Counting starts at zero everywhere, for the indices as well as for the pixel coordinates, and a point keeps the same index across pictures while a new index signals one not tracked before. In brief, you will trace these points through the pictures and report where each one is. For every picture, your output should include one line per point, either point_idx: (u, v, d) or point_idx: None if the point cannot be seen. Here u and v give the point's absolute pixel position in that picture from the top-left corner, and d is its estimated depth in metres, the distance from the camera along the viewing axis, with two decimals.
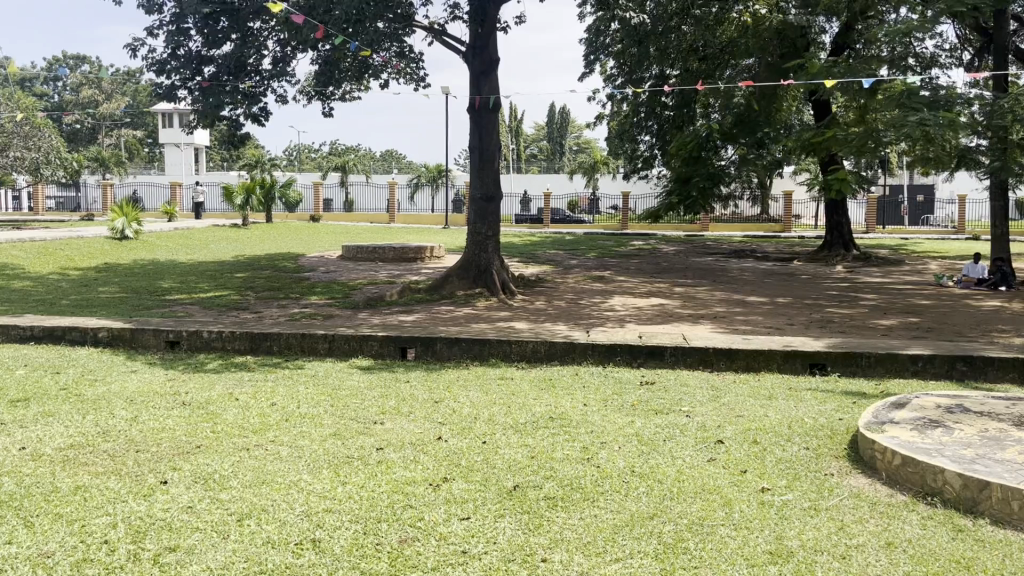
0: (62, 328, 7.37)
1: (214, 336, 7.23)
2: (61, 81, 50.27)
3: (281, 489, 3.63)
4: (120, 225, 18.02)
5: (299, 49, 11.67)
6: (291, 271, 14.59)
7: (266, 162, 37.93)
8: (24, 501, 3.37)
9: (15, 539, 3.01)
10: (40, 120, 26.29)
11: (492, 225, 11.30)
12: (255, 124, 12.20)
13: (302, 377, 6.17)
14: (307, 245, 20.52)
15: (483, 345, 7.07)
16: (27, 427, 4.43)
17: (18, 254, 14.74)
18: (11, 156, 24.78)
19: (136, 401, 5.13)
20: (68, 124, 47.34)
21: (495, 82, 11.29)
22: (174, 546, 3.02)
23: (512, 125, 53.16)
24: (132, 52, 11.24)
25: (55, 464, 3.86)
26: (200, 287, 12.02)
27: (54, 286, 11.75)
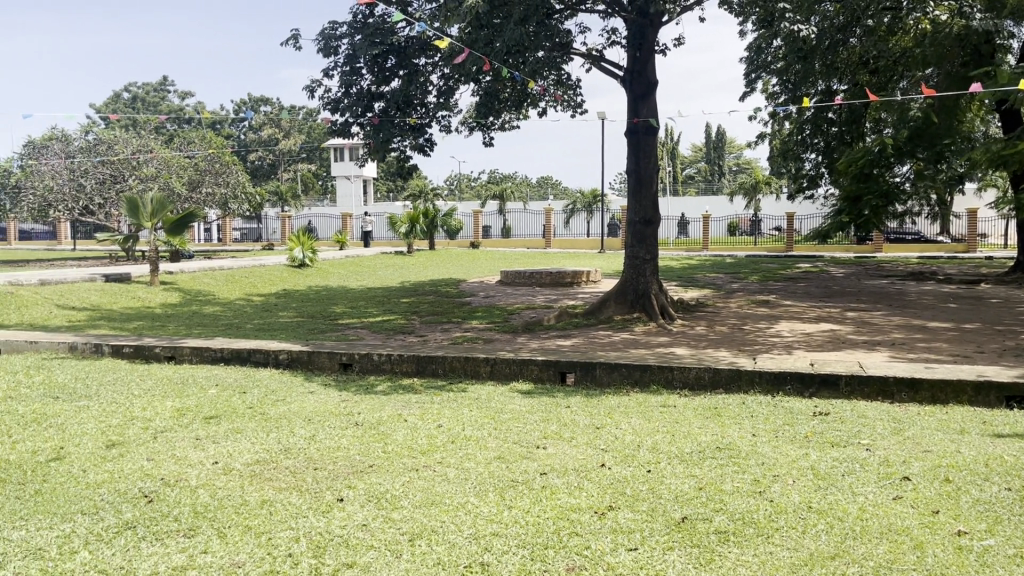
0: (248, 350, 7.91)
1: (384, 358, 7.54)
2: (246, 122, 54.51)
3: (450, 512, 3.69)
4: (299, 254, 19.19)
5: (461, 81, 12.05)
6: (453, 296, 15.01)
7: (429, 192, 39.37)
8: (217, 512, 3.61)
9: (210, 549, 3.22)
10: (231, 158, 28.60)
11: (651, 248, 11.16)
12: (421, 155, 12.69)
13: (465, 400, 6.29)
14: (467, 271, 21.03)
15: (644, 371, 6.94)
16: (220, 442, 4.77)
17: (209, 282, 16.01)
18: (204, 192, 27.29)
19: (314, 420, 5.41)
20: (252, 160, 51.20)
21: (654, 105, 11.19)
22: (351, 562, 3.14)
23: (668, 146, 52.44)
24: (311, 93, 12.00)
25: (244, 478, 4.12)
26: (369, 312, 12.57)
27: (240, 311, 12.68)
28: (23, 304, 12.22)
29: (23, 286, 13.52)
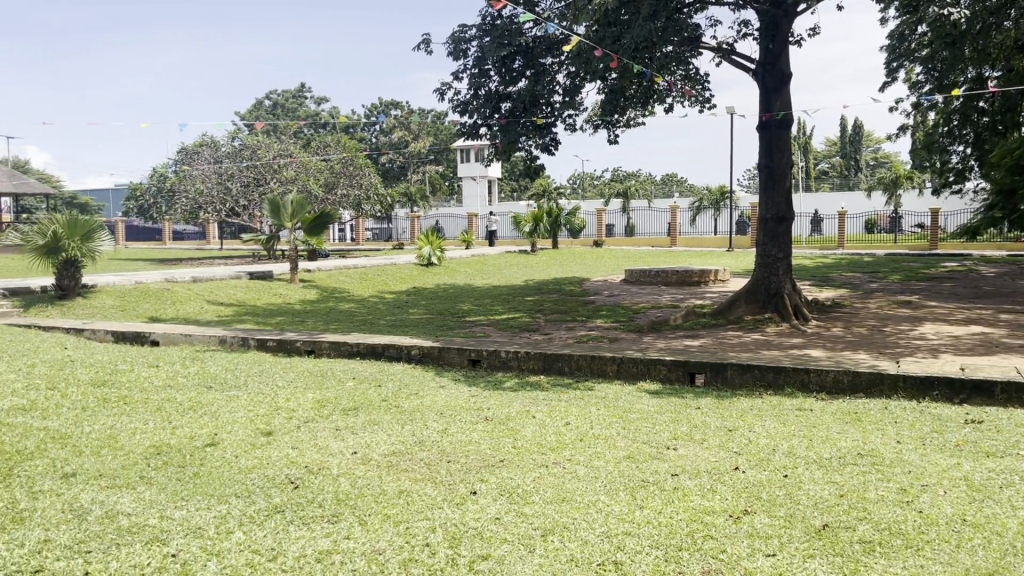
0: (382, 345, 8.19)
1: (511, 355, 7.63)
2: (377, 126, 56.41)
3: (581, 509, 3.69)
4: (427, 252, 19.69)
5: (587, 80, 12.04)
6: (577, 295, 15.01)
7: (552, 191, 39.50)
8: (358, 500, 3.76)
9: (353, 535, 3.36)
10: (364, 160, 29.68)
11: (784, 246, 10.79)
12: (546, 154, 12.76)
13: (593, 399, 6.28)
14: (592, 269, 20.99)
15: (778, 373, 6.71)
16: (358, 433, 4.97)
17: (344, 280, 16.67)
18: (340, 193, 28.40)
19: (446, 414, 5.54)
20: (383, 162, 52.92)
21: (788, 98, 10.82)
22: (486, 554, 3.19)
23: (800, 140, 50.54)
24: (441, 95, 12.29)
25: (381, 468, 4.27)
26: (495, 310, 12.75)
27: (373, 307, 13.15)
28: (178, 300, 13.14)
29: (177, 282, 14.49)
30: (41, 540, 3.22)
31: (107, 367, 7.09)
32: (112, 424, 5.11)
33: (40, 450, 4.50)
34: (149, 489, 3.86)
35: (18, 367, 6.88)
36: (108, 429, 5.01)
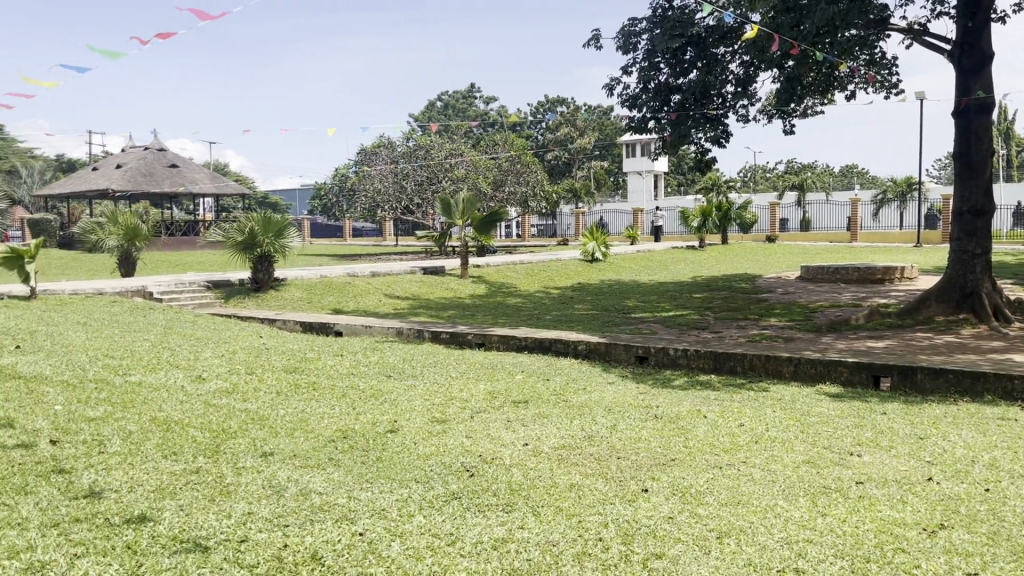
0: (549, 340, 8.29)
1: (680, 353, 7.49)
2: (544, 123, 57.01)
3: (758, 513, 3.57)
4: (593, 248, 19.71)
5: (762, 68, 11.60)
6: (749, 292, 14.51)
7: (722, 184, 38.36)
8: (531, 491, 3.82)
9: (527, 525, 3.42)
10: (534, 157, 29.36)
11: (982, 241, 9.92)
12: (717, 147, 12.43)
13: (767, 400, 6.05)
14: (764, 266, 20.23)
15: (976, 379, 6.19)
16: (528, 426, 5.04)
17: (511, 275, 16.99)
18: (507, 191, 28.74)
19: (614, 410, 5.52)
20: (549, 159, 53.42)
21: (989, 80, 9.96)
22: (660, 552, 3.15)
23: (1001, 126, 46.29)
24: (610, 90, 12.25)
25: (552, 461, 4.32)
26: (662, 307, 12.56)
27: (540, 303, 13.31)
28: (357, 294, 13.89)
29: (357, 276, 15.31)
30: (244, 512, 3.51)
31: (297, 355, 7.62)
32: (303, 408, 5.49)
33: (242, 429, 4.90)
34: (337, 470, 4.11)
35: (221, 353, 7.53)
36: (300, 412, 5.38)
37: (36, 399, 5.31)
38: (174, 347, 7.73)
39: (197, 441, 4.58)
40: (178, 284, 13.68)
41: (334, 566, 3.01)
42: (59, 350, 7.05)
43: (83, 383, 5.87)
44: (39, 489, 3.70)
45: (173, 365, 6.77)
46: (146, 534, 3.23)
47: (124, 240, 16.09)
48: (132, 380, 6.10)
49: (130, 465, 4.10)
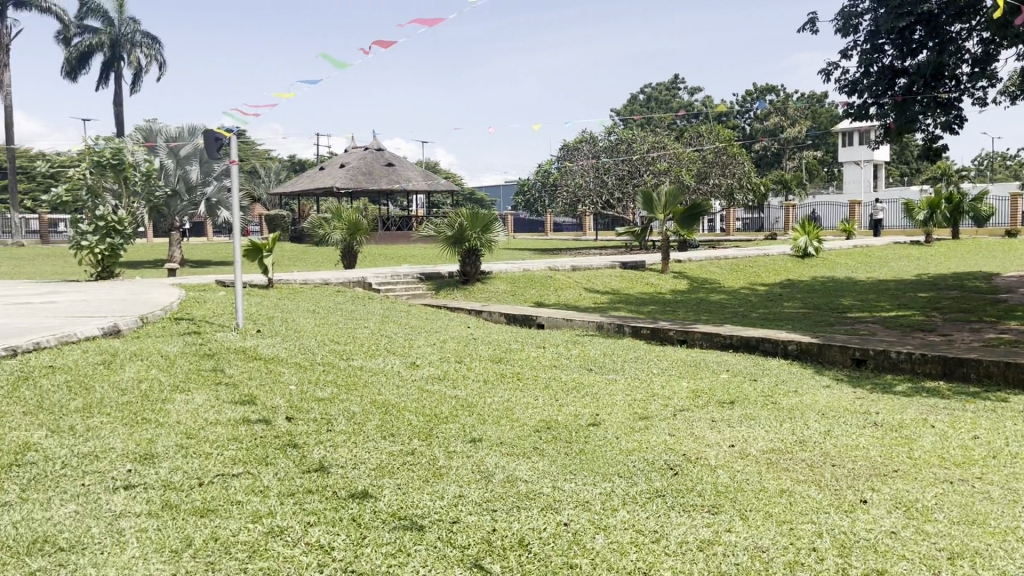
0: (757, 338, 7.98)
1: (903, 357, 6.94)
2: (752, 112, 54.89)
3: (997, 535, 3.24)
4: (804, 243, 18.75)
5: (1005, 45, 10.49)
6: (984, 292, 13.18)
7: (953, 173, 35.11)
8: (738, 494, 3.70)
9: (735, 528, 3.31)
10: (740, 147, 28.30)
11: None
12: (949, 133, 11.41)
13: (1007, 412, 5.47)
14: (1003, 264, 18.29)
15: None
16: (734, 427, 4.89)
17: (715, 271, 16.54)
18: (712, 184, 27.93)
19: (828, 415, 5.22)
20: (757, 150, 51.39)
21: None
22: (881, 569, 2.95)
23: None
24: (826, 76, 11.59)
25: (760, 465, 4.16)
26: (881, 306, 11.71)
27: (746, 299, 12.85)
28: (559, 287, 14.10)
29: (559, 271, 15.54)
30: (455, 495, 3.67)
31: (503, 346, 7.87)
32: (508, 397, 5.66)
33: (452, 415, 5.12)
34: (542, 460, 4.19)
35: (433, 341, 7.93)
36: (506, 402, 5.55)
37: (274, 378, 5.86)
38: (391, 334, 8.24)
39: (412, 424, 4.85)
40: (394, 275, 14.55)
41: (540, 554, 3.08)
42: (293, 335, 7.74)
43: (313, 365, 6.40)
44: (277, 461, 4.08)
45: (389, 352, 7.21)
46: (368, 509, 3.47)
47: (347, 235, 17.36)
48: (354, 364, 6.57)
49: (353, 444, 4.42)
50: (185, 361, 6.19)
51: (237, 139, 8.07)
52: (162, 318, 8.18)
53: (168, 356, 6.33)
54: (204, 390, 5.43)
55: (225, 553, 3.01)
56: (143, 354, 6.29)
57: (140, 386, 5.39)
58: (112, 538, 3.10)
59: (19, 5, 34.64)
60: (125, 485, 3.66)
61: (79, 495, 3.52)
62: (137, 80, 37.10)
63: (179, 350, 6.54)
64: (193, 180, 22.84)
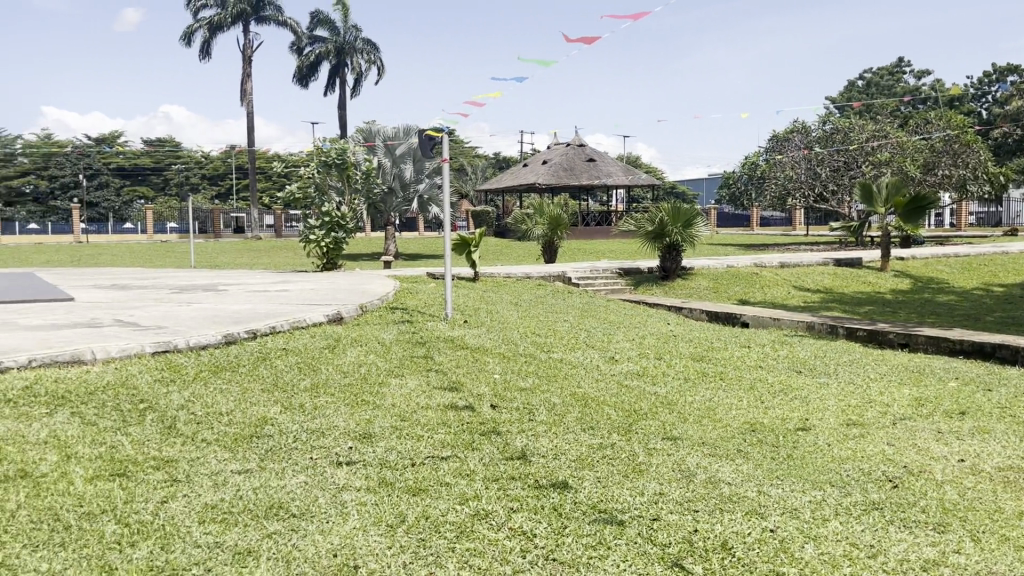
0: (992, 345, 7.25)
1: None
2: (990, 95, 49.80)
3: None
4: None
5: None
6: None
7: None
8: (969, 513, 3.39)
9: (965, 550, 3.04)
10: (975, 133, 25.62)
11: None
12: None
13: None
14: None
15: None
16: (965, 440, 4.47)
17: (943, 270, 15.20)
18: (940, 174, 25.48)
19: None
20: (995, 137, 46.59)
21: None
22: None
23: None
24: None
25: (995, 483, 3.78)
26: None
27: (978, 301, 11.71)
28: (766, 285, 13.55)
29: (766, 268, 14.93)
30: (656, 492, 3.65)
31: (705, 344, 7.69)
32: (711, 397, 5.52)
33: (652, 412, 5.08)
34: (747, 463, 4.06)
35: (633, 337, 7.89)
36: (708, 401, 5.42)
37: (480, 367, 6.10)
38: (591, 329, 8.30)
39: (612, 419, 4.87)
40: (594, 270, 14.65)
41: (745, 558, 2.99)
42: (496, 326, 8.01)
43: (515, 356, 6.60)
44: (482, 446, 4.24)
45: (589, 346, 7.28)
46: (568, 499, 3.53)
47: (548, 230, 17.68)
48: (555, 356, 6.70)
49: (554, 434, 4.51)
50: (399, 348, 6.58)
51: (448, 138, 8.46)
52: (378, 307, 8.74)
53: (385, 342, 6.76)
54: (415, 376, 5.76)
55: (435, 531, 3.17)
56: (362, 340, 6.77)
57: (360, 369, 5.80)
58: (337, 509, 3.36)
59: (260, 21, 38.30)
60: (346, 460, 3.96)
61: (308, 467, 3.85)
62: (359, 85, 39.82)
63: (393, 337, 6.97)
64: (407, 178, 24.18)
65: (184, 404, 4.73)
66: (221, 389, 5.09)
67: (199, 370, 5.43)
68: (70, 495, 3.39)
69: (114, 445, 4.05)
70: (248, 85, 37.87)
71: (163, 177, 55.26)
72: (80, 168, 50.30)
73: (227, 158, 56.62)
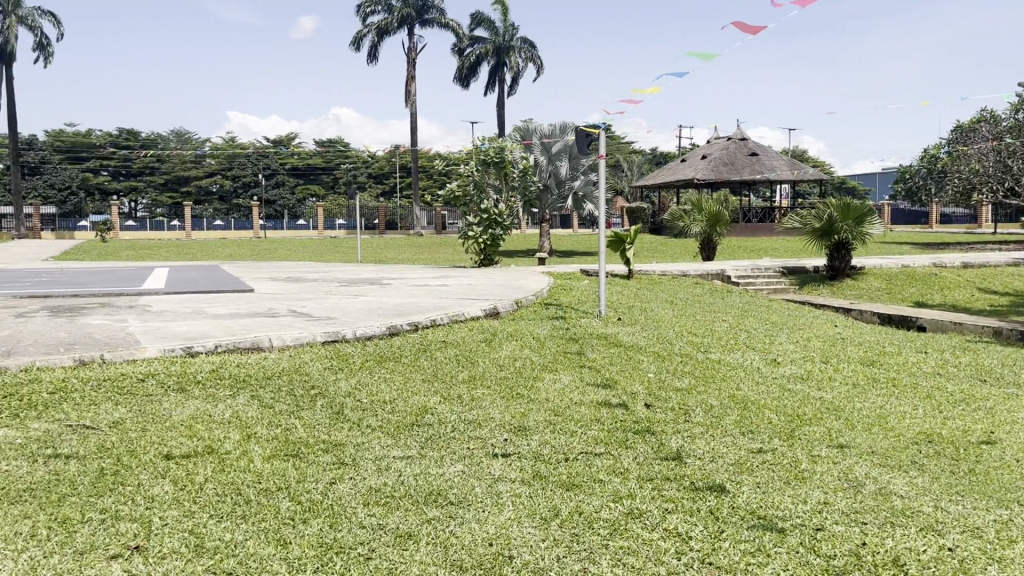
0: None
1: None
2: None
3: None
4: None
5: None
6: None
7: None
8: None
9: None
10: None
11: None
12: None
13: None
14: None
15: None
16: None
17: None
18: None
19: None
20: None
21: None
22: None
23: None
24: None
25: None
26: None
27: None
28: (946, 287, 12.61)
29: (946, 268, 13.90)
30: (821, 501, 3.48)
31: (876, 348, 7.26)
32: (882, 404, 5.21)
33: (816, 418, 4.86)
34: (922, 476, 3.81)
35: (797, 339, 7.57)
36: (878, 408, 5.12)
37: (634, 365, 6.06)
38: (751, 329, 8.03)
39: (773, 423, 4.69)
40: (755, 269, 14.18)
41: None
42: (652, 324, 7.91)
43: (671, 355, 6.49)
44: (636, 445, 4.20)
45: (749, 347, 7.05)
46: (726, 503, 3.43)
47: (707, 227, 17.27)
48: (712, 357, 6.53)
49: (711, 436, 4.40)
50: (554, 344, 6.64)
51: (606, 135, 8.41)
52: (533, 303, 8.84)
53: (540, 338, 6.84)
54: (569, 371, 5.79)
55: (589, 527, 3.18)
56: (517, 335, 6.88)
57: (515, 363, 5.90)
58: (492, 498, 3.44)
59: (424, 24, 39.67)
60: (502, 452, 4.04)
61: (465, 457, 3.96)
62: (517, 83, 40.44)
63: (548, 333, 7.03)
64: (563, 174, 24.30)
65: (351, 391, 4.98)
66: (384, 378, 5.33)
67: (364, 360, 5.71)
68: (251, 471, 3.66)
69: (288, 427, 4.33)
70: (412, 87, 39.35)
71: (334, 176, 58.41)
72: (260, 169, 54.06)
73: (391, 157, 59.07)
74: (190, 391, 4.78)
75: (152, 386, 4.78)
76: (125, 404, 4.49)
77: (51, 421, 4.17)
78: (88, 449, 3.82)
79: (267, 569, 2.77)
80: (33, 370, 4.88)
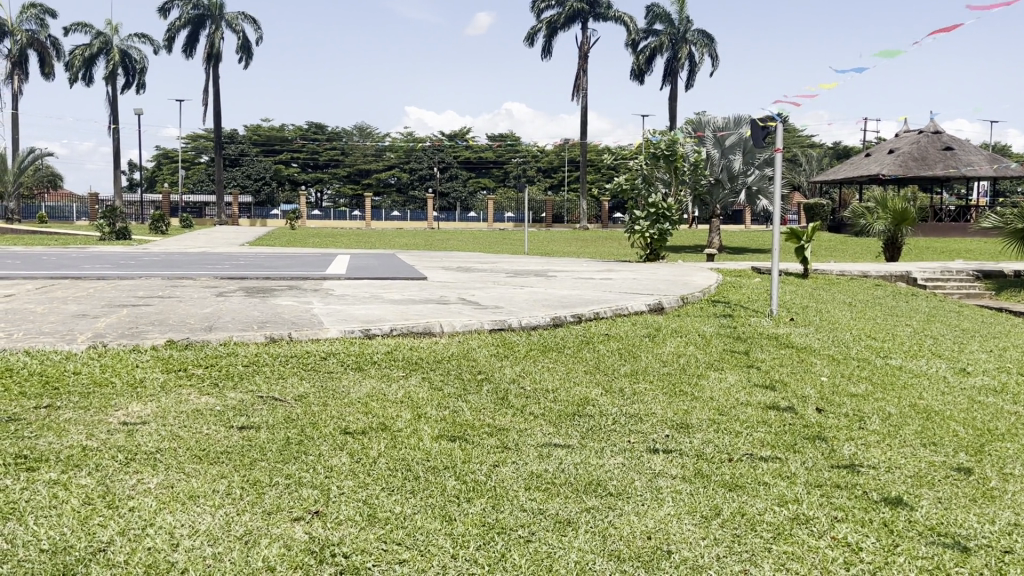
0: None
1: None
2: None
3: None
4: None
5: None
6: None
7: None
8: None
9: None
10: None
11: None
12: None
13: None
14: None
15: None
16: None
17: None
18: None
19: None
20: None
21: None
22: None
23: None
24: None
25: None
26: None
27: None
28: None
29: None
30: (1011, 522, 3.23)
31: None
32: None
33: (1011, 434, 4.47)
34: None
35: (990, 348, 7.00)
36: None
37: (806, 368, 5.82)
38: (938, 336, 7.50)
39: (960, 436, 4.37)
40: (945, 272, 13.23)
41: None
42: (827, 326, 7.55)
43: (847, 359, 6.17)
44: (806, 450, 4.05)
45: (935, 354, 6.58)
46: (903, 517, 3.24)
47: (890, 224, 16.21)
48: (892, 363, 6.14)
49: (888, 446, 4.17)
50: (720, 342, 6.49)
51: (782, 127, 8.07)
52: (700, 300, 8.66)
53: (706, 335, 6.71)
54: (735, 371, 5.64)
55: (751, 529, 3.11)
56: (682, 331, 6.79)
57: (679, 359, 5.83)
58: (652, 493, 3.43)
59: (597, 18, 39.52)
60: (663, 448, 4.01)
61: (626, 450, 3.97)
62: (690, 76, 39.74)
63: (714, 330, 6.90)
64: (736, 169, 23.57)
65: (515, 378, 5.13)
66: (547, 367, 5.43)
67: (530, 349, 5.84)
68: (419, 450, 3.85)
69: (456, 410, 4.50)
70: (582, 81, 39.42)
71: (504, 170, 59.52)
72: (435, 162, 56.08)
73: (561, 152, 59.42)
74: (367, 370, 5.09)
75: (333, 364, 5.12)
76: (308, 380, 4.83)
77: (245, 391, 4.56)
78: (276, 419, 4.15)
79: (433, 543, 2.91)
80: (230, 344, 5.36)
